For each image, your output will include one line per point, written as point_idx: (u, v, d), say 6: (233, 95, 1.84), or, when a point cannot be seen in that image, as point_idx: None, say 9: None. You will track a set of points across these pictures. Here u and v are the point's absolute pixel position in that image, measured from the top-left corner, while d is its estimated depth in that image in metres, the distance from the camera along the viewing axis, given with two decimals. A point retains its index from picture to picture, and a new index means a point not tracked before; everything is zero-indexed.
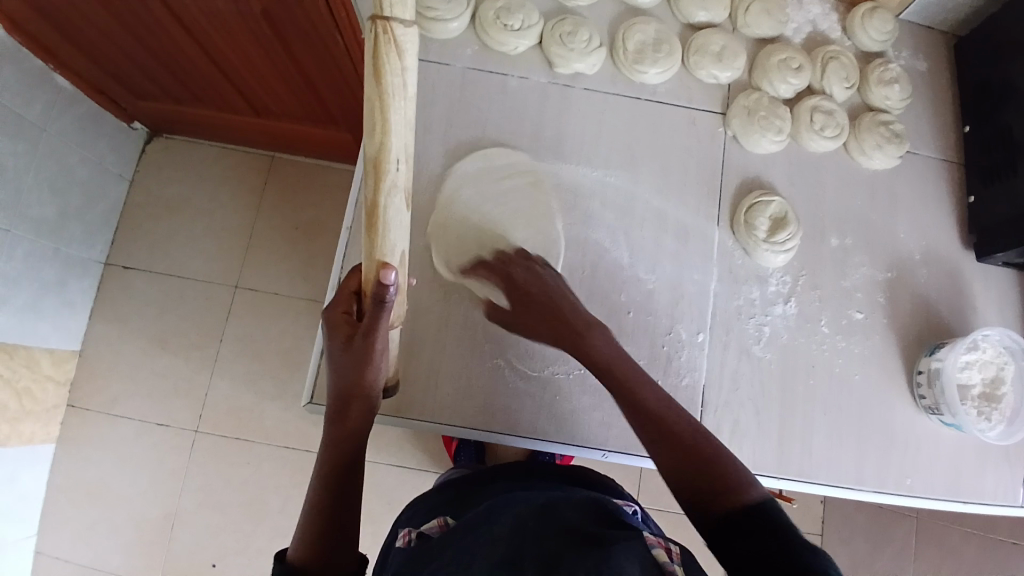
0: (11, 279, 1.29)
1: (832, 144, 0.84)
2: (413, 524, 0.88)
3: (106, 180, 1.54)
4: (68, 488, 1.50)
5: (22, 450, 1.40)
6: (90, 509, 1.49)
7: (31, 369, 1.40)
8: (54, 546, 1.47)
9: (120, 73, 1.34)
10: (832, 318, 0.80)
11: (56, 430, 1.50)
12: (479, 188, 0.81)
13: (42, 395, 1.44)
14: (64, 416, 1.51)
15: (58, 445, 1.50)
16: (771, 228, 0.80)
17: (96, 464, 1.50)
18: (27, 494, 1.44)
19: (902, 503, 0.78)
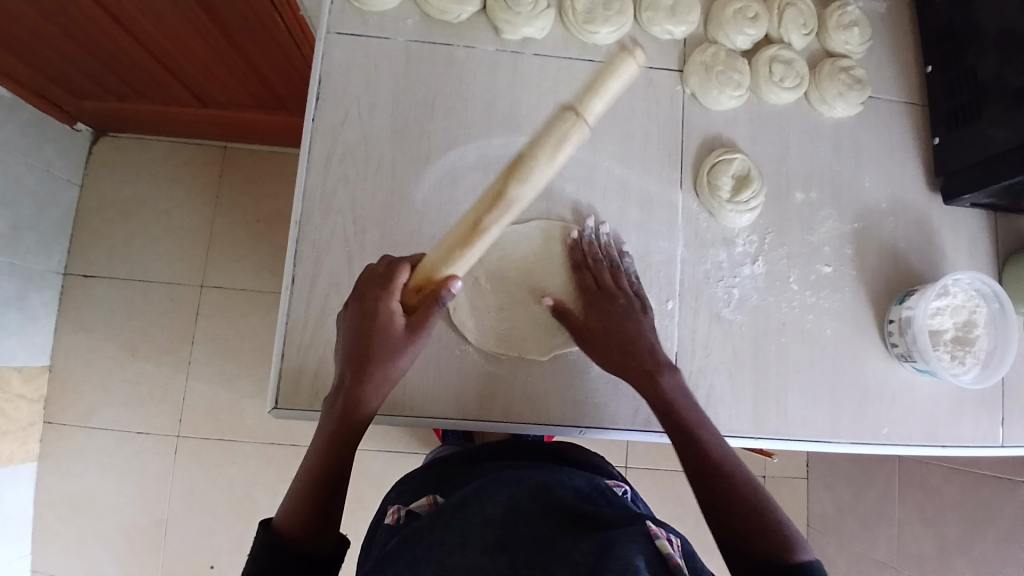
0: None
1: (793, 96, 0.81)
2: (400, 500, 0.85)
3: (55, 186, 1.47)
4: (53, 504, 1.46)
5: (0, 471, 1.37)
6: (78, 522, 1.46)
7: (0, 388, 1.36)
8: (46, 562, 1.45)
9: (56, 73, 1.26)
10: (802, 275, 0.79)
11: (35, 448, 1.46)
12: (433, 169, 0.78)
13: (15, 414, 1.40)
14: (42, 432, 1.47)
15: (39, 463, 1.47)
16: (735, 187, 0.78)
17: (79, 477, 1.47)
18: (13, 515, 1.41)
19: (880, 452, 0.78)
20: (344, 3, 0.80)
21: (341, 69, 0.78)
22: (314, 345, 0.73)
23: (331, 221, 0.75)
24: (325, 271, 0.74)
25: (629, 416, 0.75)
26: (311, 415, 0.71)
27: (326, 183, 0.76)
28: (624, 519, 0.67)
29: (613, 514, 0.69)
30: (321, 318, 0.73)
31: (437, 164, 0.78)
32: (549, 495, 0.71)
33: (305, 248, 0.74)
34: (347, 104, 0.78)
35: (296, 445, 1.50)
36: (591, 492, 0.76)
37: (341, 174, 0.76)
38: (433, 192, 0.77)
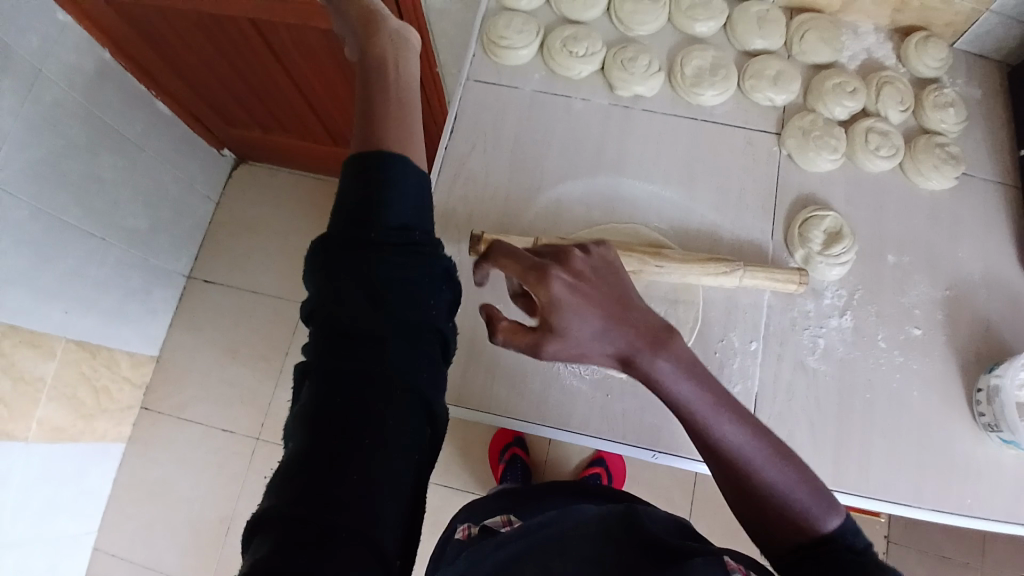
0: (102, 283, 1.31)
1: (888, 163, 0.86)
2: (472, 519, 0.90)
3: (196, 200, 1.59)
4: (130, 487, 1.51)
5: (92, 445, 1.42)
6: (149, 507, 1.50)
7: (111, 369, 1.42)
8: (110, 543, 1.48)
9: (214, 98, 1.38)
10: (889, 334, 0.81)
11: (127, 430, 1.53)
12: (541, 200, 0.87)
13: (117, 396, 1.46)
14: (137, 416, 1.55)
15: (129, 445, 1.53)
16: (827, 241, 0.82)
17: (160, 464, 1.52)
18: (94, 491, 1.46)
19: (960, 522, 0.76)
20: (483, 56, 0.93)
21: (474, 110, 0.91)
22: None
23: (448, 234, 0.85)
24: None
25: None
26: None
27: (448, 202, 0.87)
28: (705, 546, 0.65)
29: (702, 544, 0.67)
30: None
31: (546, 194, 0.87)
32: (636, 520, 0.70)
33: None
34: (476, 138, 0.90)
35: None
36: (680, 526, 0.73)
37: (463, 195, 0.87)
38: (539, 220, 0.86)
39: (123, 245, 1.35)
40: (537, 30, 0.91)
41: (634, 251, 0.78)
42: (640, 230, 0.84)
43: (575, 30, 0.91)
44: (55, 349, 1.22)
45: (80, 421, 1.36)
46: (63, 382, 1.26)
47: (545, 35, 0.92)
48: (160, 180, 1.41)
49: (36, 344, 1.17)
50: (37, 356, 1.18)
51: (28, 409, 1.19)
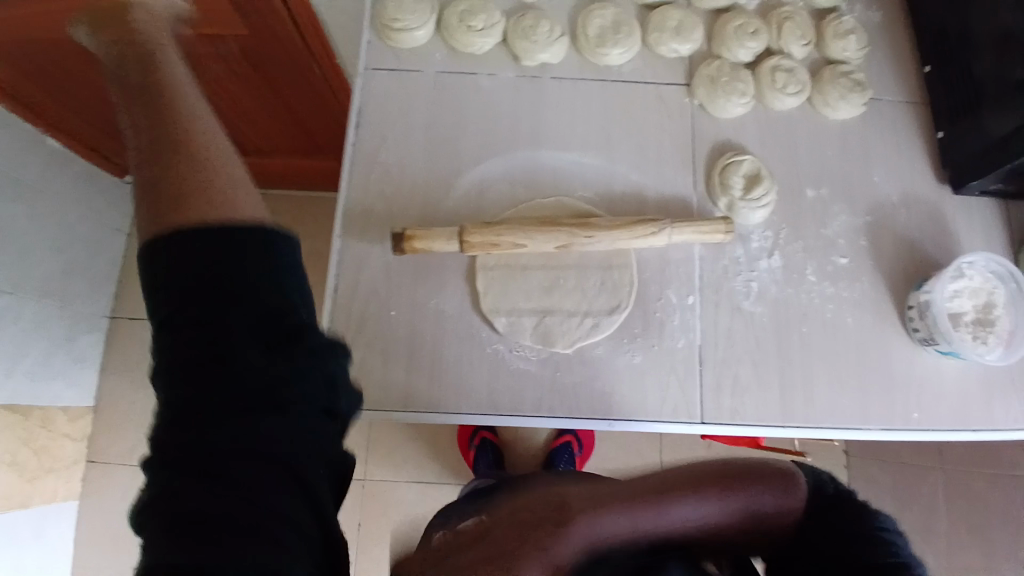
0: (19, 341, 1.18)
1: (796, 100, 0.87)
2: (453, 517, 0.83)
3: (107, 236, 1.43)
4: (95, 548, 1.38)
5: (45, 508, 1.30)
6: (118, 562, 1.38)
7: (48, 427, 1.29)
8: None
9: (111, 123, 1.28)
10: (818, 266, 0.83)
11: (78, 486, 1.40)
12: (462, 184, 0.84)
13: (61, 452, 1.34)
14: (85, 471, 1.41)
15: (82, 502, 1.40)
16: (746, 185, 0.82)
17: (121, 517, 1.40)
18: (57, 554, 1.34)
19: (911, 437, 0.79)
20: (379, 42, 0.89)
21: (378, 100, 0.87)
22: (356, 347, 0.78)
23: (371, 234, 0.82)
24: (363, 283, 0.80)
25: (656, 409, 0.77)
26: (349, 413, 0.77)
27: (364, 201, 0.83)
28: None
29: (676, 526, 0.65)
30: (362, 317, 0.80)
31: (466, 178, 0.84)
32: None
33: (347, 259, 0.81)
34: (384, 129, 0.86)
35: None
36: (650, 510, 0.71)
37: (379, 191, 0.83)
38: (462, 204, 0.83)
39: (37, 295, 1.21)
40: (432, 7, 0.87)
41: (562, 224, 0.77)
42: (566, 201, 0.82)
43: (470, 3, 0.87)
44: None
45: (27, 486, 1.24)
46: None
47: (441, 12, 0.89)
48: (65, 216, 1.29)
49: None
50: None
51: None
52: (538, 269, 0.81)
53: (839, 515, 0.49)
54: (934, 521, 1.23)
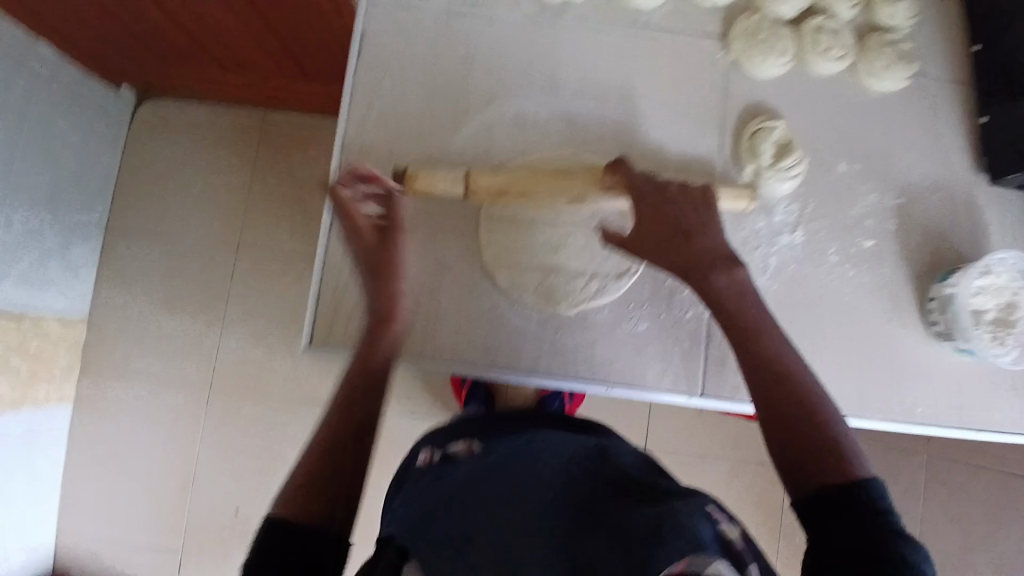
0: (10, 247, 1.13)
1: (838, 66, 0.81)
2: (430, 440, 0.77)
3: (100, 145, 1.33)
4: (84, 458, 1.36)
5: (36, 414, 1.26)
6: (107, 476, 1.36)
7: (42, 333, 1.25)
8: (75, 511, 1.35)
9: (106, 37, 1.14)
10: (841, 247, 0.78)
11: (71, 390, 1.36)
12: (471, 125, 0.78)
13: (53, 360, 1.29)
14: (77, 380, 1.36)
15: (74, 408, 1.36)
16: (777, 154, 0.77)
17: (112, 429, 1.36)
18: (46, 463, 1.31)
19: (913, 430, 0.77)
20: None
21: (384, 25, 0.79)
22: (349, 289, 0.75)
23: (371, 171, 0.77)
24: None
25: (656, 377, 0.75)
26: (342, 353, 0.74)
27: (365, 134, 0.77)
28: (686, 486, 0.58)
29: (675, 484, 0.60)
30: None
31: (475, 120, 0.78)
32: (609, 463, 0.62)
33: None
34: (389, 60, 0.79)
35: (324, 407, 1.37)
36: (649, 464, 0.66)
37: (381, 127, 0.78)
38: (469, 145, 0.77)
39: (28, 202, 1.15)
40: None
41: (575, 176, 0.72)
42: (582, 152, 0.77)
43: None
44: None
45: (17, 391, 1.20)
46: None
47: None
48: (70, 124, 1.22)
49: None
50: None
51: None
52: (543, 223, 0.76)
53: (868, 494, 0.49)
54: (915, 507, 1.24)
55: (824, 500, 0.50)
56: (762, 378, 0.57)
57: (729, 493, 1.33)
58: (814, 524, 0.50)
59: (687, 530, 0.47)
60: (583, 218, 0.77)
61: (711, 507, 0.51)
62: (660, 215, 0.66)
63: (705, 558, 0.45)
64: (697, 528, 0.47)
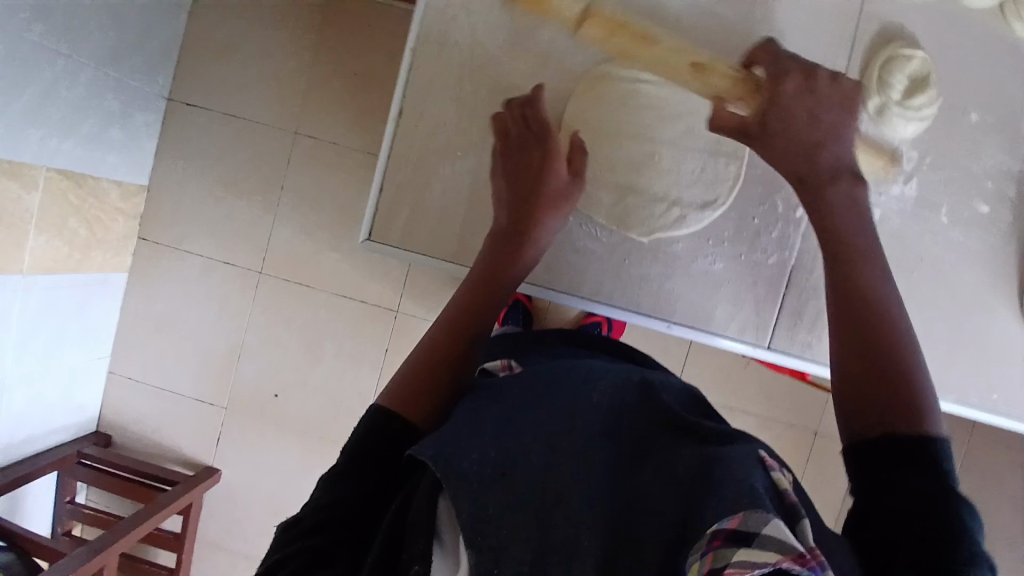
0: (76, 105, 1.12)
1: (985, 1, 0.69)
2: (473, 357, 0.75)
3: (168, 8, 1.29)
4: (138, 322, 1.42)
5: (93, 277, 1.31)
6: (158, 341, 1.42)
7: (100, 200, 1.27)
8: (126, 369, 1.44)
9: None
10: (953, 209, 0.70)
11: (127, 261, 1.40)
12: (566, 15, 0.71)
13: (111, 226, 1.32)
14: (135, 247, 1.40)
15: (130, 276, 1.41)
16: (908, 90, 0.68)
17: (165, 298, 1.42)
18: (101, 322, 1.37)
19: (982, 416, 0.72)
20: None
21: None
22: (414, 186, 0.71)
23: (449, 59, 0.71)
24: (432, 115, 0.71)
25: (722, 321, 0.71)
26: (403, 252, 0.72)
27: (446, 15, 0.70)
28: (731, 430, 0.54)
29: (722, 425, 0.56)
30: (427, 156, 0.71)
31: (568, 12, 0.71)
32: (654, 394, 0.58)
33: (416, 84, 0.71)
34: None
35: (367, 303, 1.39)
36: (696, 399, 0.66)
37: (464, 8, 0.70)
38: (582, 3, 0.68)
39: (95, 61, 1.13)
40: None
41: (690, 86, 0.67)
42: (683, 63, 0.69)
43: None
44: (37, 181, 1.08)
45: (78, 253, 1.24)
46: (52, 212, 1.14)
47: None
48: None
49: (16, 176, 1.04)
50: (20, 188, 1.05)
51: (17, 243, 1.07)
52: (631, 136, 0.70)
53: (934, 454, 0.46)
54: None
55: (877, 445, 0.49)
56: (851, 316, 0.55)
57: None
58: (864, 474, 0.49)
59: (742, 484, 0.43)
60: (673, 138, 0.70)
61: (764, 452, 0.48)
62: (800, 109, 0.61)
63: (762, 515, 0.41)
64: (749, 476, 0.44)
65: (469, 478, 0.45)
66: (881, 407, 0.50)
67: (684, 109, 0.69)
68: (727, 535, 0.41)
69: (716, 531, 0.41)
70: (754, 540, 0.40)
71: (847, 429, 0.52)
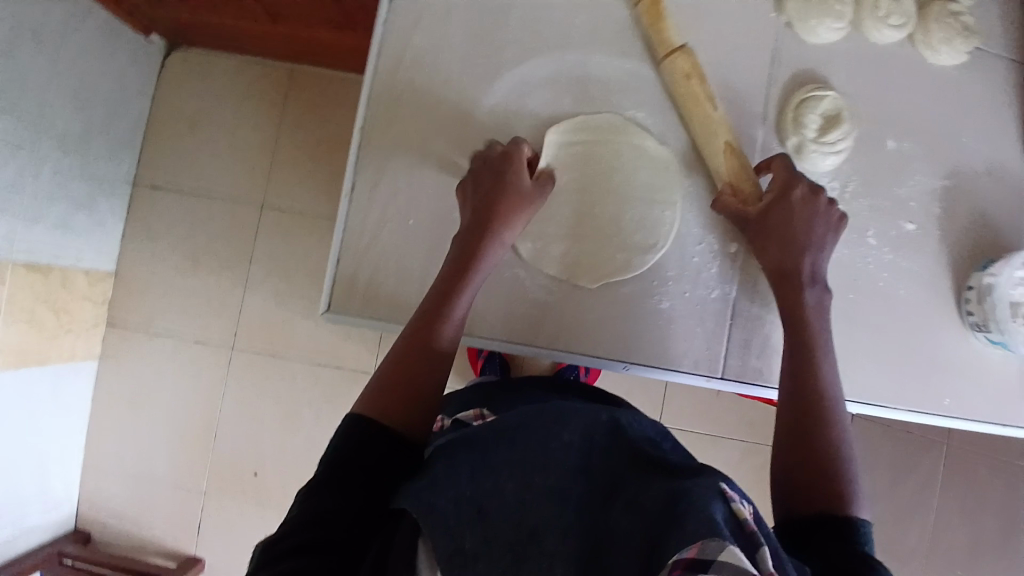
0: (40, 196, 1.14)
1: (898, 35, 0.75)
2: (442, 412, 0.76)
3: (130, 97, 1.33)
4: (111, 407, 1.40)
5: (62, 366, 1.29)
6: (132, 425, 1.40)
7: (68, 287, 1.27)
8: (101, 458, 1.40)
9: None
10: (881, 230, 0.74)
11: (97, 347, 1.39)
12: (502, 83, 0.75)
13: (80, 312, 1.31)
14: (104, 332, 1.39)
15: (101, 362, 1.40)
16: (822, 126, 0.73)
17: (138, 380, 1.40)
18: (72, 411, 1.35)
19: (937, 423, 0.75)
20: None
21: None
22: (369, 254, 0.73)
23: (396, 131, 0.74)
24: (383, 184, 0.74)
25: (677, 356, 0.73)
26: (363, 320, 0.73)
27: (390, 91, 0.75)
28: (699, 463, 0.54)
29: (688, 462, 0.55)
30: (380, 224, 0.74)
31: (504, 79, 0.75)
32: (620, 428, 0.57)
33: (366, 157, 0.74)
34: (419, 10, 0.75)
35: (343, 367, 1.39)
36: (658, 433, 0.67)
37: (407, 83, 0.75)
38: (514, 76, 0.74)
39: (58, 151, 1.15)
40: None
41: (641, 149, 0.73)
42: (614, 120, 0.74)
43: None
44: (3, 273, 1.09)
45: (46, 342, 1.24)
46: (19, 302, 1.14)
47: None
48: (98, 74, 1.20)
49: None
50: None
51: None
52: (573, 191, 0.73)
53: (858, 533, 0.52)
54: (926, 498, 1.23)
55: (811, 518, 0.54)
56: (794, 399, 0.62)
57: (741, 472, 1.32)
58: (796, 544, 0.54)
59: (704, 517, 0.43)
60: (613, 188, 0.73)
61: (724, 484, 0.47)
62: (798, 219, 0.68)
63: (719, 543, 0.41)
64: (708, 509, 0.44)
65: (444, 510, 0.49)
66: (814, 495, 0.56)
67: (621, 161, 0.73)
68: (686, 564, 0.41)
69: (677, 563, 0.41)
70: (710, 566, 0.40)
71: (781, 504, 0.58)
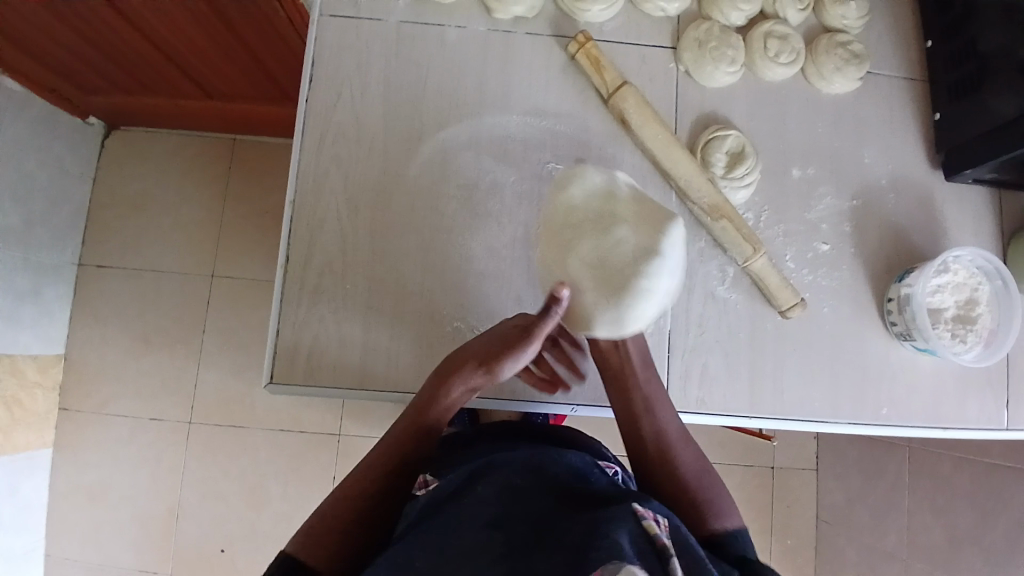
0: None
1: (790, 70, 0.80)
2: None
3: (70, 181, 1.32)
4: (67, 500, 1.33)
5: (13, 460, 1.24)
6: (91, 516, 1.33)
7: (17, 378, 1.23)
8: (62, 549, 1.32)
9: (67, 68, 1.13)
10: (798, 252, 0.78)
11: (51, 437, 1.33)
12: (425, 149, 0.78)
13: (29, 403, 1.27)
14: (57, 421, 1.34)
15: (55, 452, 1.34)
16: (729, 163, 0.77)
17: (95, 468, 1.34)
18: (28, 506, 1.29)
19: (880, 432, 0.77)
20: None
21: (333, 50, 0.79)
22: (308, 324, 0.74)
23: (326, 202, 0.76)
24: (318, 254, 0.75)
25: None
26: (308, 389, 0.73)
27: (319, 165, 0.76)
28: (623, 491, 0.55)
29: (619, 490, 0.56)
30: (316, 293, 0.74)
31: (428, 144, 0.78)
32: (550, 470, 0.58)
33: (300, 229, 0.75)
34: (339, 85, 0.78)
35: (308, 432, 1.37)
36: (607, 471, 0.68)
37: (334, 155, 0.77)
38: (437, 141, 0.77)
39: None
40: None
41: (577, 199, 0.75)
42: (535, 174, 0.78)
43: None
44: None
45: None
46: None
47: None
48: (35, 164, 1.20)
49: None
50: None
51: None
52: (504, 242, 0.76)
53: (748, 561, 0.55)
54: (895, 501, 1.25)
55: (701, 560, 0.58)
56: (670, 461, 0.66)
57: None
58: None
59: (608, 546, 0.42)
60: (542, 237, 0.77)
61: (637, 507, 0.48)
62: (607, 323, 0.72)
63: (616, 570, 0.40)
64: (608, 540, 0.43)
65: None
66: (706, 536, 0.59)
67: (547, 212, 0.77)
68: None
69: None
70: None
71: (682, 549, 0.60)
